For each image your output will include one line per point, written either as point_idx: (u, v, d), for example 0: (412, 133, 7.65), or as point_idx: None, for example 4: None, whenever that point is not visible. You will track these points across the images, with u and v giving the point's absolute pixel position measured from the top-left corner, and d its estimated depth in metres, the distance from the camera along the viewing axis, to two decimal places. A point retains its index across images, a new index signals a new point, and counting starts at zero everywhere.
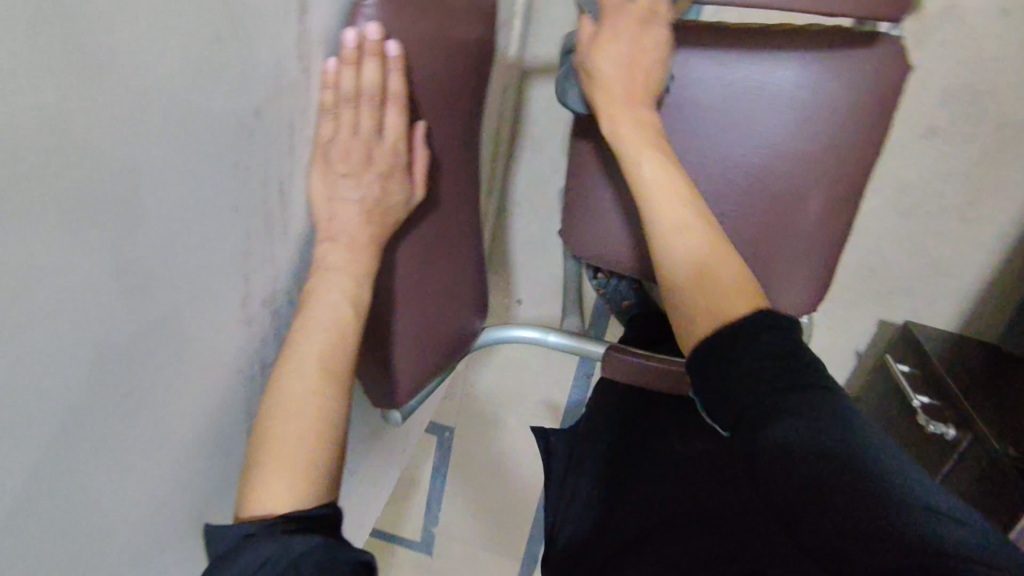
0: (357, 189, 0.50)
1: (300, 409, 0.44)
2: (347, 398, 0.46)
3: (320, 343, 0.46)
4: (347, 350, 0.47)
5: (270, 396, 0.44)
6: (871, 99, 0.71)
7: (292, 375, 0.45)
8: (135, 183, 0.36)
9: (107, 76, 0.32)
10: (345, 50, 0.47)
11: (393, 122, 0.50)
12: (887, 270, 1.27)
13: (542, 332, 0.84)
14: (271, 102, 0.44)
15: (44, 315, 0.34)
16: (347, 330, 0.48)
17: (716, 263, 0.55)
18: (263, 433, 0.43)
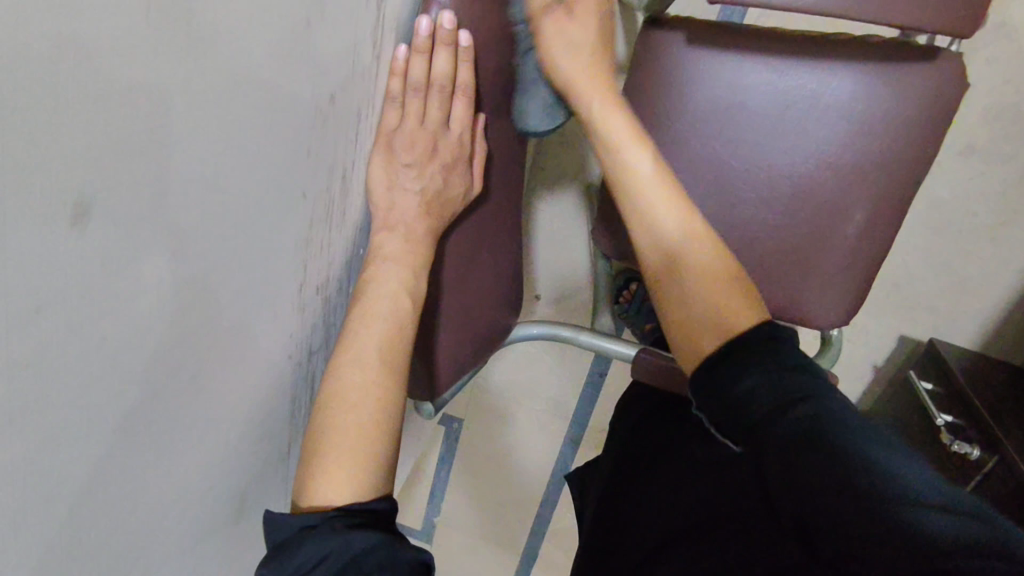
0: (418, 180, 0.49)
1: (359, 399, 0.43)
2: (404, 390, 0.45)
3: (379, 331, 0.45)
4: (405, 341, 0.47)
5: (328, 383, 0.44)
6: (924, 112, 0.67)
7: (350, 364, 0.44)
8: (211, 163, 0.35)
9: (196, 53, 0.32)
10: (418, 38, 0.46)
11: (459, 113, 0.49)
12: (913, 287, 1.27)
13: (572, 331, 0.83)
14: (344, 87, 0.44)
15: (118, 295, 0.33)
16: (405, 320, 0.47)
17: (712, 279, 0.51)
18: (321, 422, 0.42)
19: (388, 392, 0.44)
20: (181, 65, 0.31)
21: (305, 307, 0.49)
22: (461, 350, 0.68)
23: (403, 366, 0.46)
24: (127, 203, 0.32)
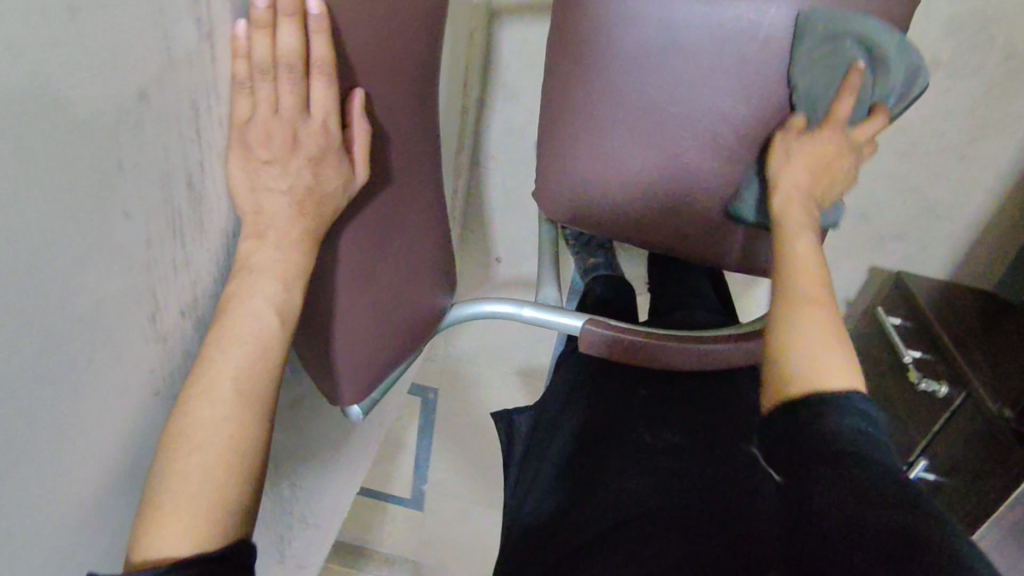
0: (284, 177, 0.43)
1: (206, 439, 0.39)
2: (266, 421, 0.42)
3: (238, 358, 0.41)
4: (271, 366, 0.42)
5: (177, 418, 0.39)
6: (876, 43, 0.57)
7: (201, 398, 0.40)
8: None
9: None
10: (256, 11, 0.39)
11: (322, 96, 0.43)
12: (880, 217, 1.22)
13: (516, 307, 0.78)
14: (169, 79, 0.36)
15: None
16: (271, 343, 0.43)
17: (816, 340, 0.47)
18: (162, 465, 0.38)
19: (244, 426, 0.40)
20: None
21: (171, 336, 0.43)
22: (378, 351, 0.64)
23: (266, 394, 0.42)
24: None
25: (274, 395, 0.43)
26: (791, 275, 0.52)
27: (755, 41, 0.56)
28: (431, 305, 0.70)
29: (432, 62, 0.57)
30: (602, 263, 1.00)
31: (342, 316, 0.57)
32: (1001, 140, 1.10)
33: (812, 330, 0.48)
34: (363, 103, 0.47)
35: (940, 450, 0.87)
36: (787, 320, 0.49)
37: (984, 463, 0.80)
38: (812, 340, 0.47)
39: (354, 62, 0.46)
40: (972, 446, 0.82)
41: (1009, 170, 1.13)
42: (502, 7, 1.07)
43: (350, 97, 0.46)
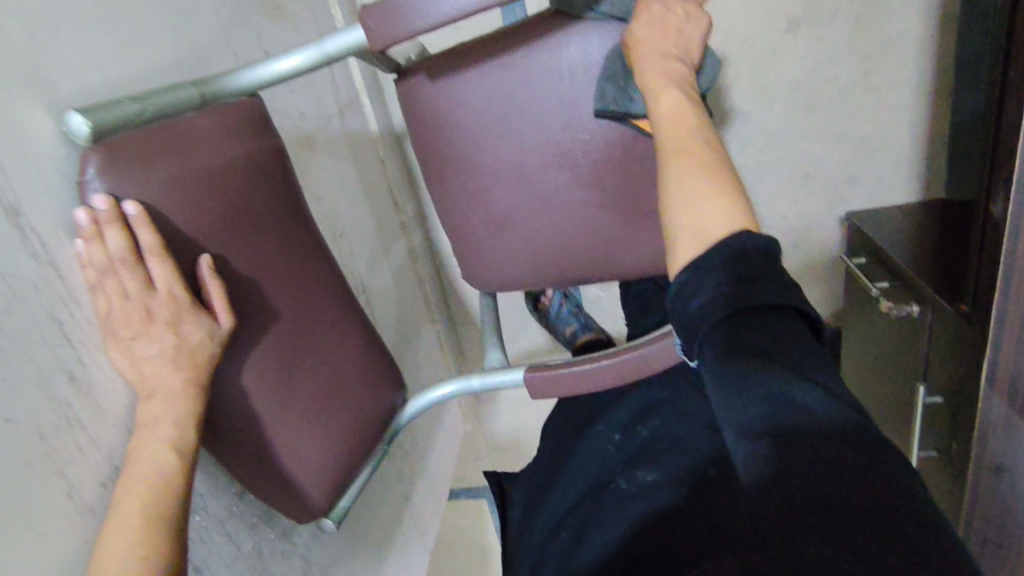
0: (151, 345, 0.51)
1: (117, 572, 0.46)
2: (174, 546, 0.48)
3: (141, 498, 0.48)
4: (172, 498, 0.49)
5: (96, 564, 0.46)
6: None
7: (112, 536, 0.47)
8: None
9: None
10: (82, 230, 0.49)
11: (160, 273, 0.52)
12: (823, 170, 1.21)
13: (463, 380, 0.83)
14: (15, 306, 0.46)
15: None
16: (170, 478, 0.50)
17: (698, 192, 0.55)
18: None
19: (150, 557, 0.47)
20: None
21: (95, 507, 0.50)
22: (333, 461, 0.70)
23: (171, 523, 0.48)
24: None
25: (180, 523, 0.49)
26: (666, 128, 0.60)
27: (559, 79, 0.78)
28: (378, 404, 0.77)
29: (284, 210, 0.66)
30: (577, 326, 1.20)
31: (278, 440, 0.64)
32: (896, 58, 1.10)
33: (688, 176, 0.56)
34: (211, 264, 0.56)
35: (934, 371, 0.82)
36: (669, 163, 0.58)
37: (959, 367, 0.76)
38: (687, 187, 0.55)
39: (195, 236, 0.56)
40: (951, 354, 0.78)
41: (920, 80, 1.12)
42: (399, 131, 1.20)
43: (197, 264, 0.55)
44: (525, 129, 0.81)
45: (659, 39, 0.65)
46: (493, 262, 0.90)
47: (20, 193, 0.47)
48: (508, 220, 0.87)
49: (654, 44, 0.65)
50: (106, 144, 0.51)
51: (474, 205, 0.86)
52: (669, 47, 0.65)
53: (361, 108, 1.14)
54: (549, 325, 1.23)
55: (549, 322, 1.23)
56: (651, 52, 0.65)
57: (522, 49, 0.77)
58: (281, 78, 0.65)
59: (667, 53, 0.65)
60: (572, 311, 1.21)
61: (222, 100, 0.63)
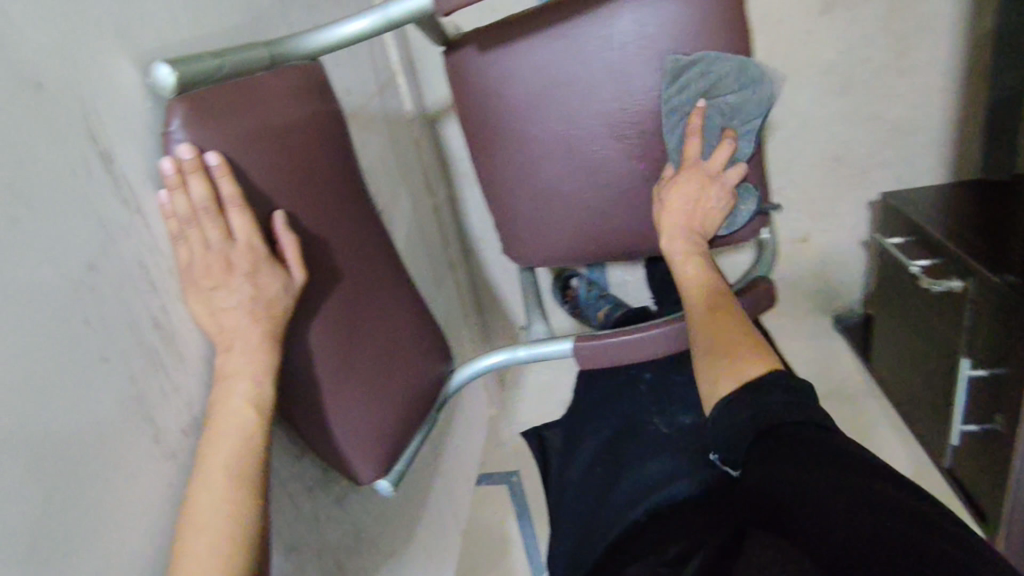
0: (231, 295, 0.52)
1: (207, 521, 0.46)
2: (258, 497, 0.49)
3: (228, 447, 0.49)
4: (255, 447, 0.50)
5: (185, 507, 0.47)
6: (704, 17, 0.75)
7: (200, 486, 0.47)
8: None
9: None
10: (167, 178, 0.50)
11: (240, 224, 0.53)
12: (854, 154, 1.22)
13: (510, 350, 0.84)
14: (108, 248, 0.46)
15: None
16: (253, 430, 0.50)
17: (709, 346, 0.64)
18: (176, 546, 0.46)
19: (239, 508, 0.47)
20: None
21: (178, 451, 0.51)
22: (389, 424, 0.70)
23: (254, 473, 0.49)
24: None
25: (263, 475, 0.50)
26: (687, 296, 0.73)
27: (616, 50, 0.78)
28: (430, 372, 0.77)
29: (344, 173, 0.67)
30: (609, 306, 1.20)
31: (339, 398, 0.64)
32: (929, 42, 1.11)
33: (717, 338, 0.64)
34: (285, 220, 0.57)
35: (977, 343, 0.84)
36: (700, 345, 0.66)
37: (1007, 335, 0.77)
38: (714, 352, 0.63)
39: (268, 191, 0.57)
40: (997, 324, 0.79)
41: (953, 65, 1.13)
42: (440, 110, 1.27)
43: (273, 219, 0.57)
44: (575, 101, 0.82)
45: (688, 210, 0.77)
46: (538, 236, 0.91)
47: (111, 142, 0.48)
48: (554, 193, 0.87)
49: (679, 214, 0.77)
50: (190, 95, 0.52)
51: (519, 177, 0.87)
52: (695, 216, 0.77)
53: (398, 89, 1.16)
54: (580, 312, 1.24)
55: (576, 310, 1.26)
56: (675, 223, 0.78)
57: (574, 19, 0.78)
58: (343, 43, 0.66)
59: (692, 220, 0.77)
60: (599, 297, 1.23)
61: (290, 61, 0.63)
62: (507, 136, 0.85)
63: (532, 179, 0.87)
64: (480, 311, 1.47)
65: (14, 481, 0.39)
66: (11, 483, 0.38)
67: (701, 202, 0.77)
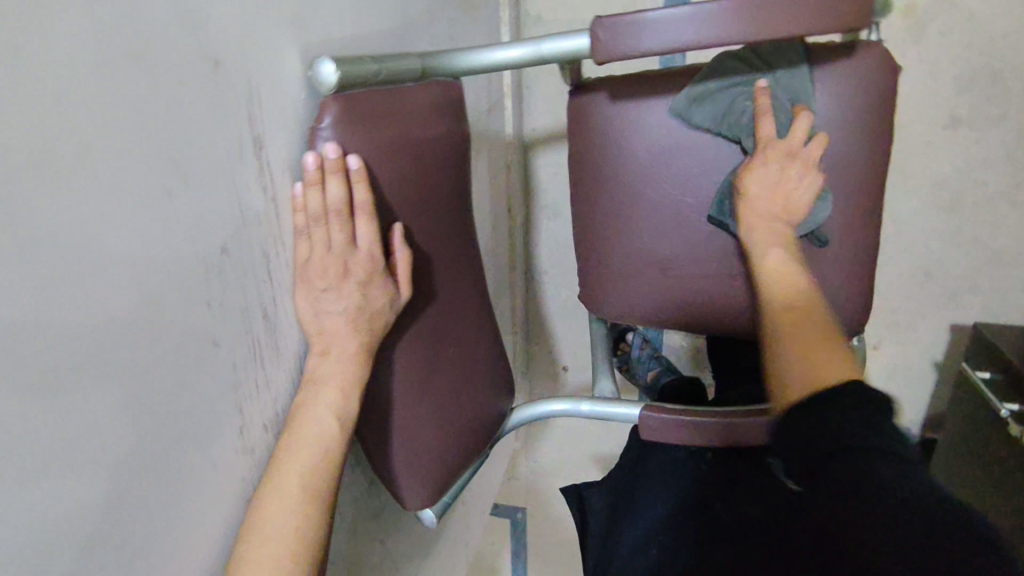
0: (339, 300, 0.51)
1: (274, 532, 0.45)
2: (324, 517, 0.47)
3: (305, 460, 0.47)
4: (332, 463, 0.49)
5: (253, 513, 0.45)
6: (851, 111, 0.73)
7: (271, 493, 0.46)
8: (113, 338, 0.37)
9: (68, 245, 0.34)
10: (307, 173, 0.49)
11: (364, 231, 0.52)
12: (947, 273, 1.18)
13: (572, 402, 0.82)
14: (242, 232, 0.46)
15: (34, 487, 0.33)
16: (332, 445, 0.49)
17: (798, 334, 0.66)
18: (239, 553, 0.44)
19: (304, 526, 0.46)
20: (68, 265, 0.34)
21: (256, 447, 0.50)
22: (445, 457, 0.67)
23: (326, 493, 0.48)
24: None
25: (333, 494, 0.48)
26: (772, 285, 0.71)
27: (750, 125, 0.76)
28: (491, 408, 0.75)
29: (456, 195, 0.66)
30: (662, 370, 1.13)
31: (408, 420, 0.62)
32: None
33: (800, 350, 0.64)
34: (403, 233, 0.56)
35: None
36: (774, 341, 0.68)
37: None
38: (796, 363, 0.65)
39: (392, 201, 0.56)
40: None
41: None
42: (536, 139, 1.27)
43: (391, 230, 0.56)
44: (696, 168, 0.79)
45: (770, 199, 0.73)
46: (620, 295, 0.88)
47: (265, 128, 0.48)
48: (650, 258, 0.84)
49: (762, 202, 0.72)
50: (346, 94, 0.51)
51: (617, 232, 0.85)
52: (779, 205, 0.73)
53: (504, 110, 1.16)
54: (630, 370, 1.16)
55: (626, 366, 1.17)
56: (761, 211, 0.73)
57: (716, 88, 0.76)
58: (488, 67, 0.65)
59: (777, 212, 0.73)
60: (653, 357, 1.16)
61: (436, 76, 0.63)
62: (616, 188, 0.83)
63: (631, 237, 0.84)
64: (527, 343, 1.45)
65: (115, 459, 0.38)
66: (114, 459, 0.38)
67: (784, 186, 0.72)
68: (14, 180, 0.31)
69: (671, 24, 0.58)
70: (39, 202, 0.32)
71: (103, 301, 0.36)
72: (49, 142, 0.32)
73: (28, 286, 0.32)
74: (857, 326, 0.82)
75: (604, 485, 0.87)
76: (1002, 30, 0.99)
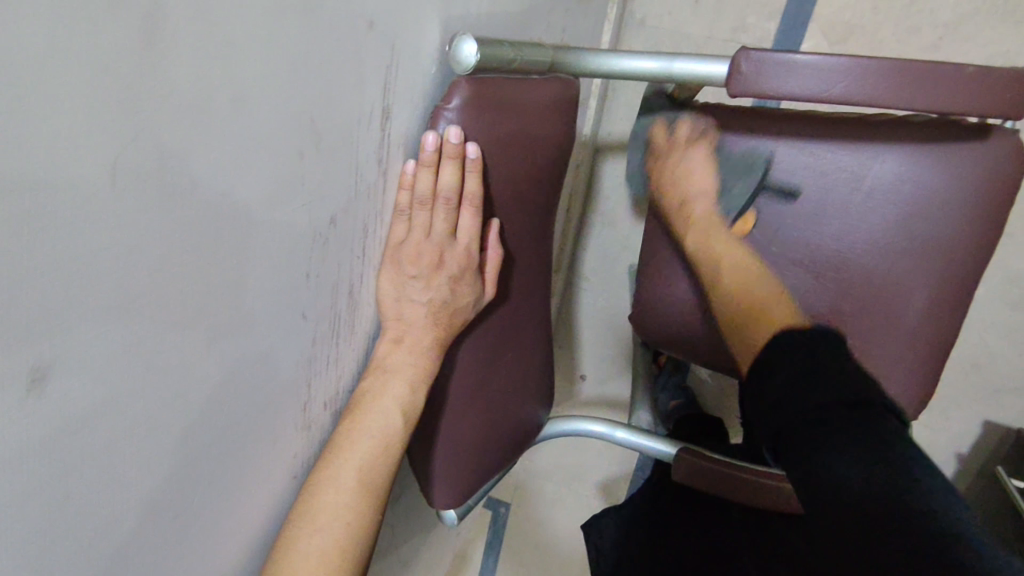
0: (425, 291, 0.48)
1: (323, 526, 0.44)
2: (374, 515, 0.46)
3: (366, 453, 0.46)
4: (389, 461, 0.47)
5: (306, 499, 0.44)
6: (967, 196, 0.69)
7: (326, 484, 0.45)
8: (216, 296, 0.35)
9: (194, 198, 0.31)
10: (424, 153, 0.46)
11: (467, 224, 0.49)
12: (996, 369, 1.14)
13: (609, 427, 0.79)
14: (351, 205, 0.44)
15: (109, 444, 0.31)
16: (393, 441, 0.48)
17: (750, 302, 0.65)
18: (284, 541, 0.43)
19: (355, 522, 0.45)
20: (191, 217, 0.32)
21: (313, 424, 0.48)
22: (479, 461, 0.65)
23: (380, 491, 0.47)
24: (88, 350, 0.28)
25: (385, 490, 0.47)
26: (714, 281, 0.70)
27: (857, 186, 0.72)
28: (530, 418, 0.73)
29: (549, 199, 0.63)
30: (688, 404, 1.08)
31: (456, 419, 0.60)
32: None
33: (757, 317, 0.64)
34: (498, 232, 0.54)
35: None
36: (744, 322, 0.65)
37: None
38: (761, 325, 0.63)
39: (495, 196, 0.54)
40: None
41: None
42: (609, 144, 1.23)
43: (488, 226, 0.53)
44: (788, 216, 0.75)
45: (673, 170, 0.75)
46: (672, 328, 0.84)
47: (394, 99, 0.45)
48: None
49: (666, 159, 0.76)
50: (479, 77, 0.48)
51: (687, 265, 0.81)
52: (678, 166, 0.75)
53: (586, 110, 1.11)
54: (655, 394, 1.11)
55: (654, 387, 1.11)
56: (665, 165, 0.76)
57: (832, 142, 0.72)
58: (613, 73, 0.61)
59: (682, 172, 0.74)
60: None
61: (558, 71, 0.60)
62: None
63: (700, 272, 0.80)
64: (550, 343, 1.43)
65: (193, 421, 0.36)
66: (192, 421, 0.36)
67: (676, 175, 0.74)
68: (171, 127, 0.29)
69: (815, 72, 0.55)
70: (185, 153, 0.30)
71: (217, 261, 0.34)
72: (207, 91, 0.30)
73: (160, 237, 0.30)
74: (910, 414, 0.79)
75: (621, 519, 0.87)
76: None
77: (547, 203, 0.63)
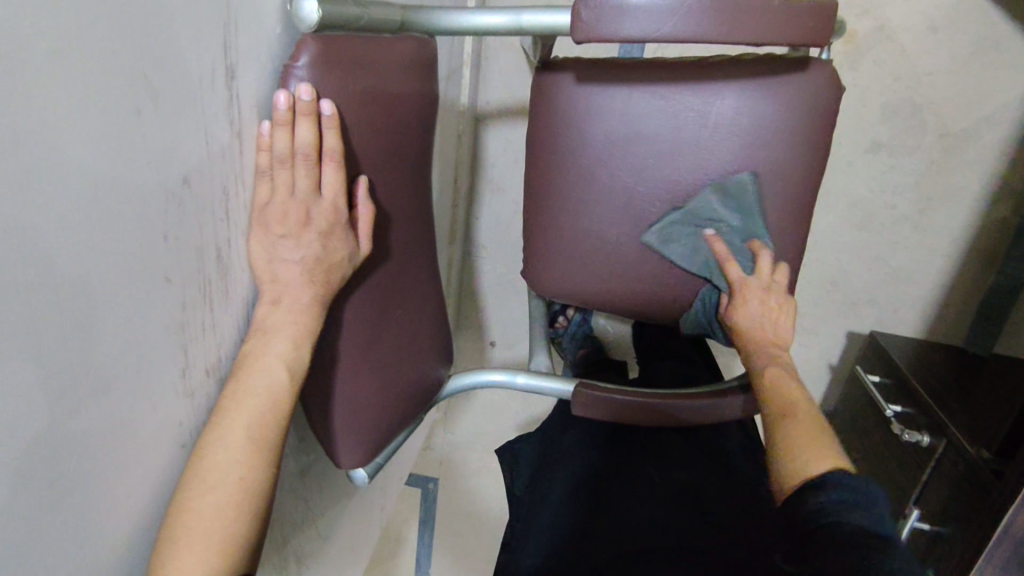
0: (297, 249, 0.49)
1: (219, 481, 0.45)
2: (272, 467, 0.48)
3: (252, 410, 0.47)
4: (279, 416, 0.48)
5: (197, 461, 0.45)
6: (797, 124, 0.77)
7: (218, 442, 0.46)
8: (71, 258, 0.35)
9: (25, 153, 0.31)
10: (277, 112, 0.47)
11: (331, 180, 0.50)
12: (851, 285, 1.28)
13: (509, 374, 0.83)
14: (207, 167, 0.44)
15: None
16: (282, 397, 0.48)
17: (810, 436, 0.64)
18: (183, 501, 0.44)
19: (248, 474, 0.46)
20: (28, 176, 0.31)
21: (196, 391, 0.49)
22: (382, 419, 0.67)
23: (272, 446, 0.48)
24: None
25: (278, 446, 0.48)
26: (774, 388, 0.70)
27: (706, 124, 0.78)
28: (430, 374, 0.75)
29: (418, 158, 0.65)
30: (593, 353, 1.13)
31: (351, 379, 0.61)
32: (950, 209, 1.18)
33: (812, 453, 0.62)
34: (367, 188, 0.55)
35: (929, 497, 0.93)
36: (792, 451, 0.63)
37: (963, 502, 0.85)
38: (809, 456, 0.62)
39: (359, 154, 0.55)
40: (954, 489, 0.87)
41: (961, 236, 1.20)
42: (488, 112, 1.26)
43: (355, 183, 0.55)
44: (649, 157, 0.81)
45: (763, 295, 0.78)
46: (559, 273, 0.88)
47: (239, 59, 0.45)
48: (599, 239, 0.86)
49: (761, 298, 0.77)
50: (326, 35, 0.49)
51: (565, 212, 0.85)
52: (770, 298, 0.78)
53: (461, 79, 1.14)
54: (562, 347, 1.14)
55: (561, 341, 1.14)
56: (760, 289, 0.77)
57: (680, 85, 0.78)
58: (465, 30, 0.63)
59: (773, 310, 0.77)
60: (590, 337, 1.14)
61: (410, 31, 0.61)
62: (574, 167, 0.83)
63: (578, 218, 0.85)
64: (457, 315, 1.45)
65: (59, 390, 0.36)
66: (58, 389, 0.36)
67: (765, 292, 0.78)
68: None
69: (646, 14, 0.59)
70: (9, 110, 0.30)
71: (63, 222, 0.34)
72: (20, 42, 0.30)
73: None
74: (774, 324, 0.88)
75: (569, 471, 0.79)
76: (925, 67, 1.08)
77: (417, 161, 0.65)
